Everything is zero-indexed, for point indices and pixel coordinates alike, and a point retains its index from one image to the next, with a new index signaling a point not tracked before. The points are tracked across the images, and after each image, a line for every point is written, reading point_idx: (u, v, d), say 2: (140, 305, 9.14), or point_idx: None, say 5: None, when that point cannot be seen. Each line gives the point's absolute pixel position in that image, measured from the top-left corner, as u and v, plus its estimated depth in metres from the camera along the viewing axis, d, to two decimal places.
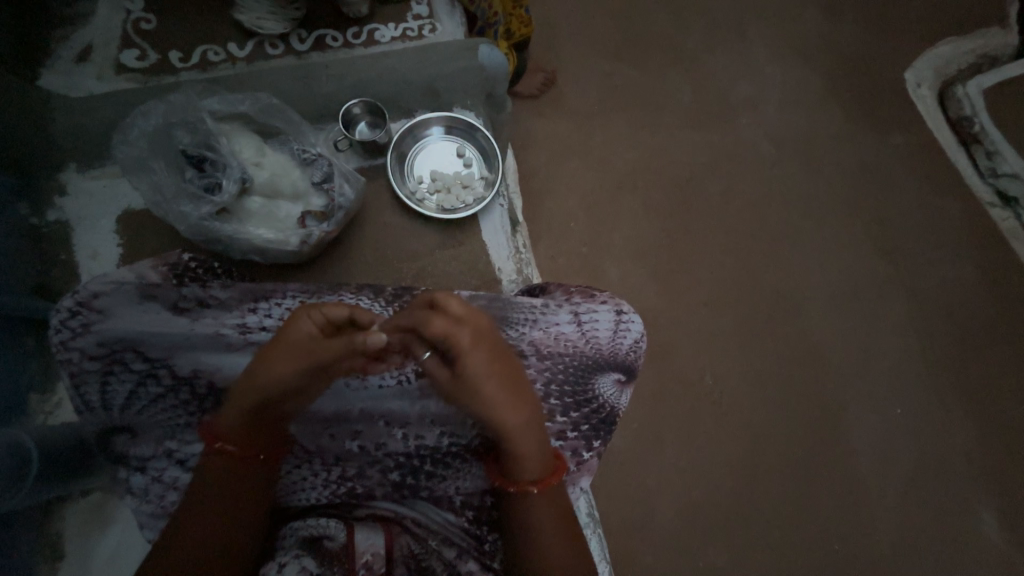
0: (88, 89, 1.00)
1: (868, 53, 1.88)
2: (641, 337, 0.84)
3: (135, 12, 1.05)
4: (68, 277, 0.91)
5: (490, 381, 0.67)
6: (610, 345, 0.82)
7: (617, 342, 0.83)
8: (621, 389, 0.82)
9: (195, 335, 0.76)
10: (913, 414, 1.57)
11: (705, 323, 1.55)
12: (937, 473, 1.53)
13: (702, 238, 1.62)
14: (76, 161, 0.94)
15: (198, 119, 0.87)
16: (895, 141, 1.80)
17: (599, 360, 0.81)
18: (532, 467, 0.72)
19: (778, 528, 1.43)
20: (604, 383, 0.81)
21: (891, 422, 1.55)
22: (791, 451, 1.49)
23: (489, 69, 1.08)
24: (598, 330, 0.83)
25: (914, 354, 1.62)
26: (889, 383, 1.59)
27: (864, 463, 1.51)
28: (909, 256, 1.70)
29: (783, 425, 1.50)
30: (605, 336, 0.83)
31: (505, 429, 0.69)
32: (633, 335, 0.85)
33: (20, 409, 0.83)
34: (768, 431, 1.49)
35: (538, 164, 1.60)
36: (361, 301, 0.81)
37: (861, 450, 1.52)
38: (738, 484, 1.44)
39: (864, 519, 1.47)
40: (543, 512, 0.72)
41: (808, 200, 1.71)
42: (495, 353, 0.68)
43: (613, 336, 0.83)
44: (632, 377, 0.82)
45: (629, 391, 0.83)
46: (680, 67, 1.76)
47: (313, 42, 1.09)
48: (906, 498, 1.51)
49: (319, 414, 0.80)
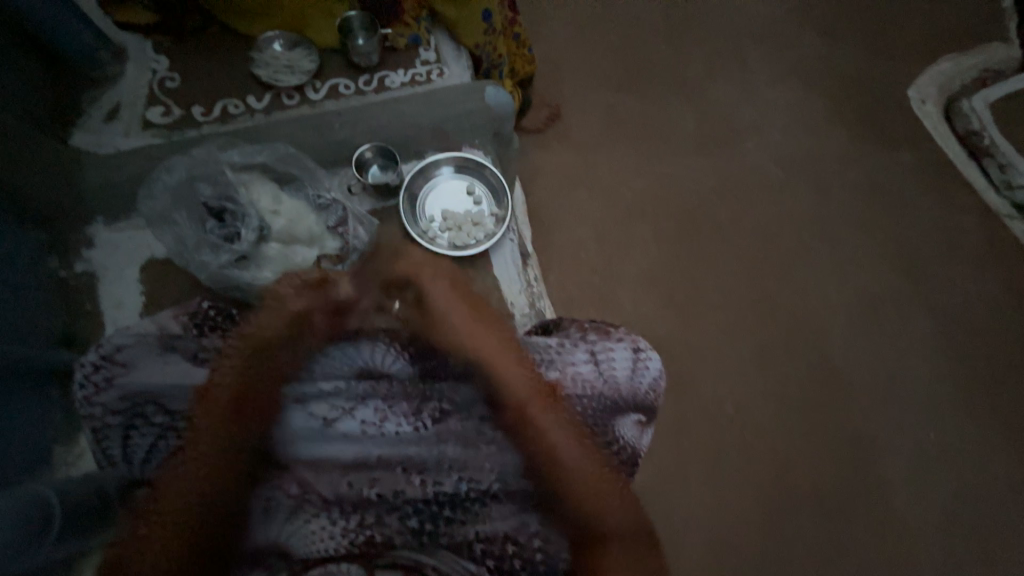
0: (116, 145, 1.04)
1: (868, 73, 1.90)
2: (657, 373, 0.85)
3: (161, 71, 1.11)
4: (93, 328, 0.93)
5: (462, 318, 0.88)
6: (629, 383, 0.85)
7: (635, 381, 0.89)
8: (642, 429, 0.84)
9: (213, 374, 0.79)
10: (947, 438, 1.50)
11: (721, 348, 1.53)
12: (980, 500, 1.45)
13: (714, 263, 1.61)
14: (103, 214, 0.98)
15: (220, 172, 0.91)
16: (904, 158, 1.80)
17: (619, 398, 0.83)
18: (521, 378, 0.84)
19: (814, 565, 1.36)
20: (623, 422, 0.83)
21: (925, 447, 1.49)
22: (821, 480, 1.43)
23: (496, 110, 1.12)
24: (615, 367, 0.86)
25: (943, 373, 1.57)
26: (919, 406, 1.53)
27: (900, 492, 1.44)
28: (928, 274, 1.67)
29: (811, 453, 1.45)
30: (623, 373, 0.85)
31: (487, 351, 0.85)
32: (651, 371, 0.88)
33: (42, 461, 0.82)
34: (795, 459, 1.44)
35: (546, 196, 1.62)
36: (378, 350, 0.89)
37: (895, 477, 1.46)
38: (768, 516, 1.39)
39: (904, 551, 1.39)
40: (548, 422, 0.81)
41: (819, 220, 1.70)
42: (460, 295, 0.92)
43: (631, 374, 0.86)
44: (652, 415, 0.85)
45: (650, 431, 0.84)
46: (682, 95, 1.80)
47: (327, 90, 1.14)
48: (949, 528, 1.43)
49: (338, 461, 0.80)
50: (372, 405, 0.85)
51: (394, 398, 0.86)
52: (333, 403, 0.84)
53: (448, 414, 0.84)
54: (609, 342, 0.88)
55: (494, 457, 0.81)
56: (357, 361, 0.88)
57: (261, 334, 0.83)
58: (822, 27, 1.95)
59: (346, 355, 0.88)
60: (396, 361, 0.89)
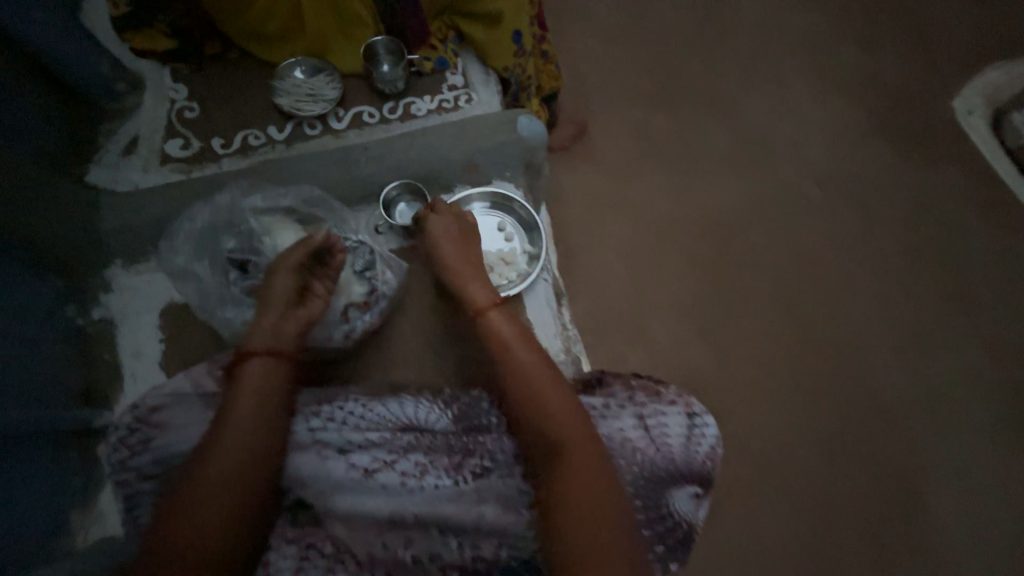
0: (134, 180, 1.00)
1: (911, 86, 1.79)
2: (718, 443, 0.75)
3: (179, 101, 1.07)
4: (111, 378, 0.90)
5: (446, 243, 0.89)
6: (685, 455, 0.74)
7: (692, 452, 0.74)
8: (699, 503, 0.74)
9: (226, 428, 0.67)
10: (1004, 483, 1.39)
11: (756, 381, 1.45)
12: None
13: (748, 290, 1.54)
14: (121, 258, 0.95)
15: (243, 220, 0.87)
16: (951, 176, 1.70)
17: (674, 472, 0.73)
18: (480, 289, 0.84)
19: None
20: (679, 497, 0.73)
21: (984, 491, 1.38)
22: (870, 527, 1.33)
23: (529, 140, 1.04)
24: (669, 438, 0.75)
25: (1001, 409, 1.46)
26: (976, 445, 1.42)
27: (957, 540, 1.34)
28: (976, 302, 1.56)
29: (860, 497, 1.35)
30: (677, 444, 0.74)
31: (457, 272, 0.87)
32: (708, 441, 0.76)
33: (61, 528, 0.79)
34: (840, 504, 1.35)
35: (572, 220, 1.55)
36: (419, 404, 0.80)
37: (952, 524, 1.35)
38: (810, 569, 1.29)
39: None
40: (502, 326, 0.79)
41: (860, 244, 1.61)
42: (461, 233, 0.91)
43: (686, 444, 0.75)
44: (710, 490, 0.75)
45: (707, 506, 0.75)
46: (715, 113, 1.71)
47: (350, 119, 1.08)
48: None
49: (373, 517, 0.72)
50: (413, 457, 0.75)
51: (436, 450, 0.76)
52: (373, 453, 0.74)
53: (489, 471, 0.75)
54: (660, 407, 0.77)
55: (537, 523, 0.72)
56: (401, 414, 0.79)
57: (270, 301, 0.78)
58: (860, 38, 1.85)
59: (387, 409, 0.79)
60: (438, 415, 0.79)
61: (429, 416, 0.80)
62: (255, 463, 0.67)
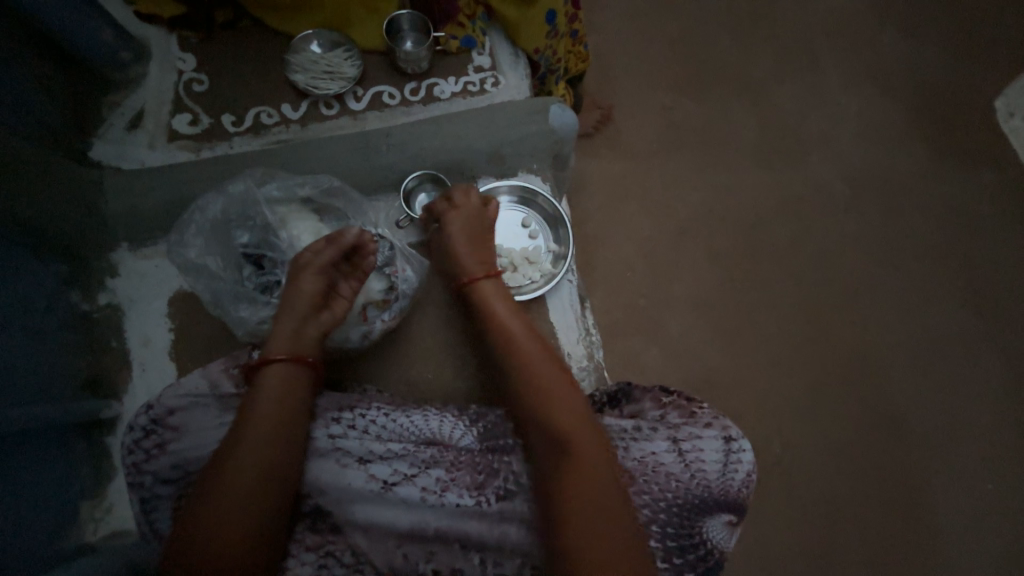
0: (141, 160, 0.95)
1: (969, 73, 1.63)
2: (752, 470, 0.75)
3: (187, 72, 1.00)
4: (118, 366, 0.87)
5: (456, 228, 0.85)
6: (721, 483, 0.74)
7: (728, 480, 0.74)
8: (731, 532, 0.73)
9: (245, 437, 0.64)
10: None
11: (783, 390, 1.33)
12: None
13: (780, 290, 1.41)
14: (128, 240, 0.91)
15: (257, 211, 0.82)
16: (1008, 174, 1.55)
17: (710, 501, 0.72)
18: (474, 264, 0.83)
19: None
20: (714, 526, 0.72)
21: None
22: (897, 551, 1.24)
23: (560, 132, 0.99)
24: (705, 465, 0.74)
25: None
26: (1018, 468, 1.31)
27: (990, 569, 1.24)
28: (1018, 318, 1.43)
29: (886, 518, 1.26)
30: (714, 472, 0.74)
31: (455, 252, 0.84)
32: (744, 468, 0.75)
33: (70, 521, 0.78)
34: (866, 525, 1.25)
35: (592, 208, 1.44)
36: (444, 418, 0.80)
37: (985, 552, 1.25)
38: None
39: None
40: (495, 299, 0.80)
41: (905, 245, 1.47)
42: (476, 229, 0.86)
43: (722, 471, 0.74)
44: (743, 518, 0.74)
45: (738, 534, 0.74)
46: (747, 99, 1.57)
47: (369, 100, 1.01)
48: None
49: (393, 529, 0.71)
50: (435, 473, 0.73)
51: (458, 468, 0.74)
52: (394, 465, 0.73)
53: (514, 493, 0.72)
54: (696, 431, 0.76)
55: None
56: (424, 428, 0.78)
57: (297, 298, 0.74)
58: (915, 18, 1.69)
59: (411, 421, 0.78)
60: (462, 431, 0.78)
61: (453, 430, 0.79)
62: (276, 474, 0.64)
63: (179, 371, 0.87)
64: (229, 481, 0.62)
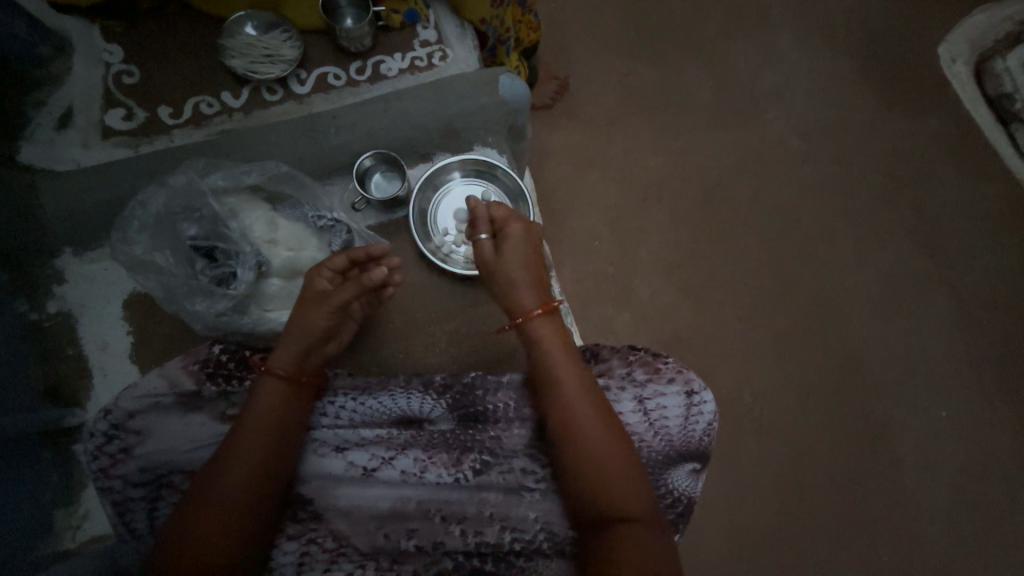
0: (75, 159, 0.91)
1: (912, 20, 1.66)
2: (712, 420, 0.80)
3: (115, 64, 0.95)
4: (77, 375, 0.85)
5: (520, 251, 0.75)
6: (683, 434, 0.79)
7: (689, 431, 0.79)
8: (696, 478, 0.79)
9: (231, 438, 0.66)
10: (986, 430, 1.37)
11: (748, 343, 1.37)
12: (1012, 498, 1.33)
13: (739, 246, 1.44)
14: (71, 245, 0.88)
15: (204, 204, 0.82)
16: (952, 117, 1.60)
17: (672, 452, 0.78)
18: (529, 295, 0.74)
19: (848, 568, 1.25)
20: (677, 475, 0.78)
21: (972, 438, 1.36)
22: (858, 478, 1.31)
23: (512, 102, 0.98)
24: (667, 419, 0.79)
25: (995, 357, 1.42)
26: (966, 394, 1.39)
27: (943, 487, 1.33)
28: (963, 253, 1.49)
29: (848, 450, 1.33)
30: (676, 425, 0.79)
31: (512, 278, 0.75)
32: (705, 418, 0.80)
33: (45, 530, 0.77)
34: (829, 458, 1.32)
35: (556, 180, 1.44)
36: (410, 399, 0.78)
37: (937, 472, 1.33)
38: (790, 522, 1.27)
39: (935, 555, 1.28)
40: (548, 336, 0.74)
41: (855, 193, 1.52)
42: (528, 250, 0.76)
43: (684, 424, 0.79)
44: (706, 464, 0.79)
45: (703, 478, 0.80)
46: (700, 61, 1.57)
47: (314, 82, 0.98)
48: (994, 525, 1.31)
49: (372, 511, 0.72)
50: (411, 454, 0.74)
51: (433, 446, 0.75)
52: (371, 451, 0.74)
53: (488, 466, 0.74)
54: (660, 388, 0.80)
55: (539, 505, 0.73)
56: (394, 408, 0.78)
57: (301, 330, 0.71)
58: None
59: (382, 404, 0.78)
60: (432, 405, 0.78)
61: (423, 406, 0.79)
62: (261, 470, 0.65)
63: (141, 374, 0.85)
64: (211, 486, 0.64)
